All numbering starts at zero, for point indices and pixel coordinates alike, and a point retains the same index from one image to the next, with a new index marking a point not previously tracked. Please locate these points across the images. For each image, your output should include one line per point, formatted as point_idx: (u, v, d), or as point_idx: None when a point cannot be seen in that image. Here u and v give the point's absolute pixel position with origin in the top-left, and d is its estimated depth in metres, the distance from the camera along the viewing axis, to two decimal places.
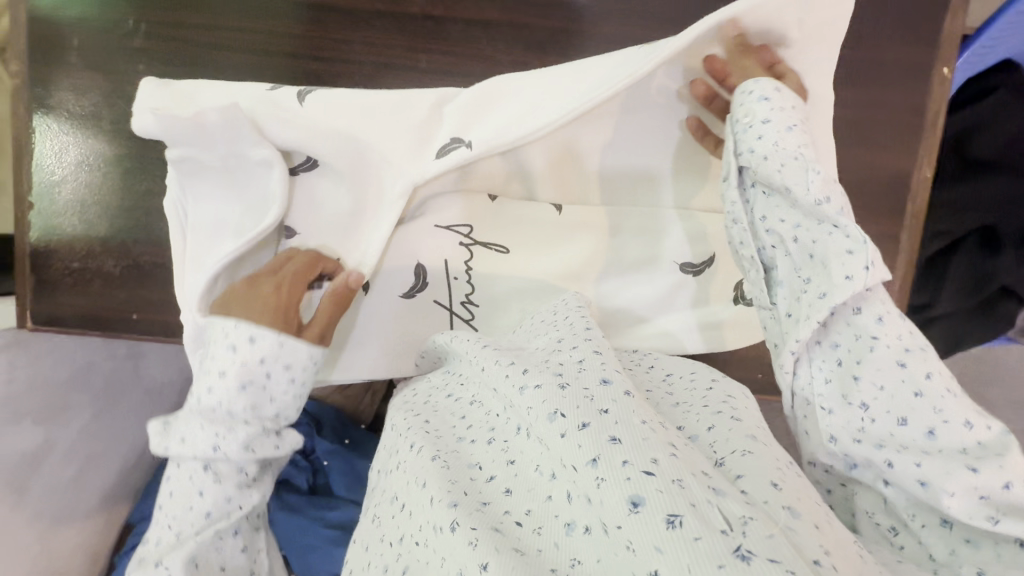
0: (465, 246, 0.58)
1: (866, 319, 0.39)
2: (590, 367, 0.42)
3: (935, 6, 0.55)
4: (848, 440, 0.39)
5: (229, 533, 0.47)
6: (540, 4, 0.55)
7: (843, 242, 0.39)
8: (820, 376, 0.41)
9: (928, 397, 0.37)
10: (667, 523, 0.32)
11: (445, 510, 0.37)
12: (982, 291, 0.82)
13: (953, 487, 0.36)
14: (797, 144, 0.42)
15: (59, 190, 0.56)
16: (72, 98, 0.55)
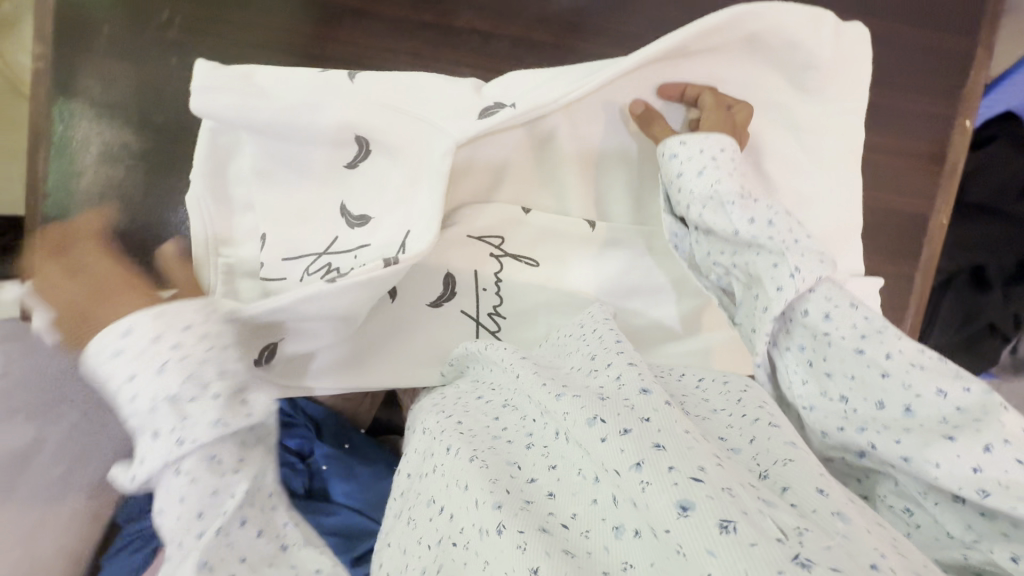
0: (496, 257, 0.57)
1: (815, 318, 0.41)
2: (629, 378, 0.41)
3: (959, 64, 0.58)
4: (834, 429, 0.41)
5: (235, 522, 0.38)
6: (587, 29, 0.56)
7: (767, 259, 0.42)
8: (798, 378, 0.43)
9: (894, 375, 0.38)
10: (722, 528, 0.30)
11: (491, 513, 0.36)
12: (967, 326, 0.86)
13: (935, 458, 0.36)
14: (713, 183, 0.45)
15: (78, 180, 0.54)
16: (99, 86, 0.53)
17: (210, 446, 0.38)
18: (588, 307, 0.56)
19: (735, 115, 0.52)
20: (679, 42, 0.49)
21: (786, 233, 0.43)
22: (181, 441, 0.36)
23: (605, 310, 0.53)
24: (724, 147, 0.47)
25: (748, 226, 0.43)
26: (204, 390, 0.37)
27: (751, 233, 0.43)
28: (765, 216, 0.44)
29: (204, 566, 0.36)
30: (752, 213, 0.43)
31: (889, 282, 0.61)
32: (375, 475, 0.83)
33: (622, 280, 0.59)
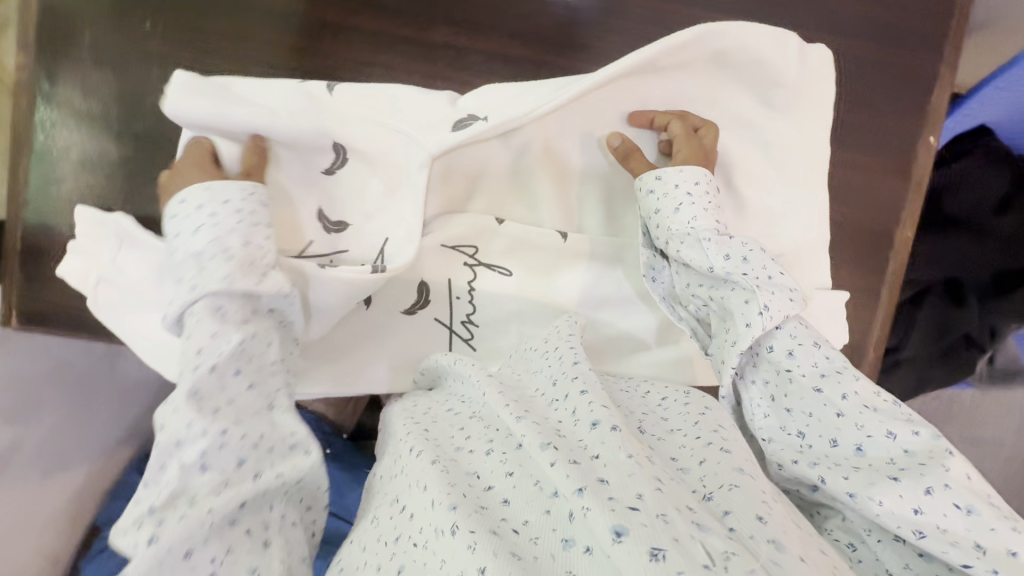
0: (470, 266, 0.58)
1: (779, 355, 0.43)
2: (586, 402, 0.43)
3: (926, 83, 0.59)
4: (788, 461, 0.42)
5: (228, 371, 0.40)
6: (561, 45, 0.57)
7: (739, 295, 0.45)
8: (760, 412, 0.45)
9: (849, 416, 0.40)
10: (652, 556, 0.32)
11: (445, 513, 0.37)
12: (942, 338, 0.87)
13: (879, 495, 0.37)
14: (691, 217, 0.48)
15: (57, 186, 0.55)
16: (80, 95, 0.54)
17: (239, 362, 0.41)
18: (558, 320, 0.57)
19: (702, 138, 0.53)
20: (646, 57, 0.51)
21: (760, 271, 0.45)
22: (194, 288, 0.41)
23: (573, 325, 0.54)
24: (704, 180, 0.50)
25: (723, 262, 0.46)
26: (224, 253, 0.42)
27: (726, 269, 0.45)
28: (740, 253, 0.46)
29: (193, 393, 0.39)
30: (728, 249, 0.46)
31: (857, 296, 0.62)
32: (355, 480, 0.84)
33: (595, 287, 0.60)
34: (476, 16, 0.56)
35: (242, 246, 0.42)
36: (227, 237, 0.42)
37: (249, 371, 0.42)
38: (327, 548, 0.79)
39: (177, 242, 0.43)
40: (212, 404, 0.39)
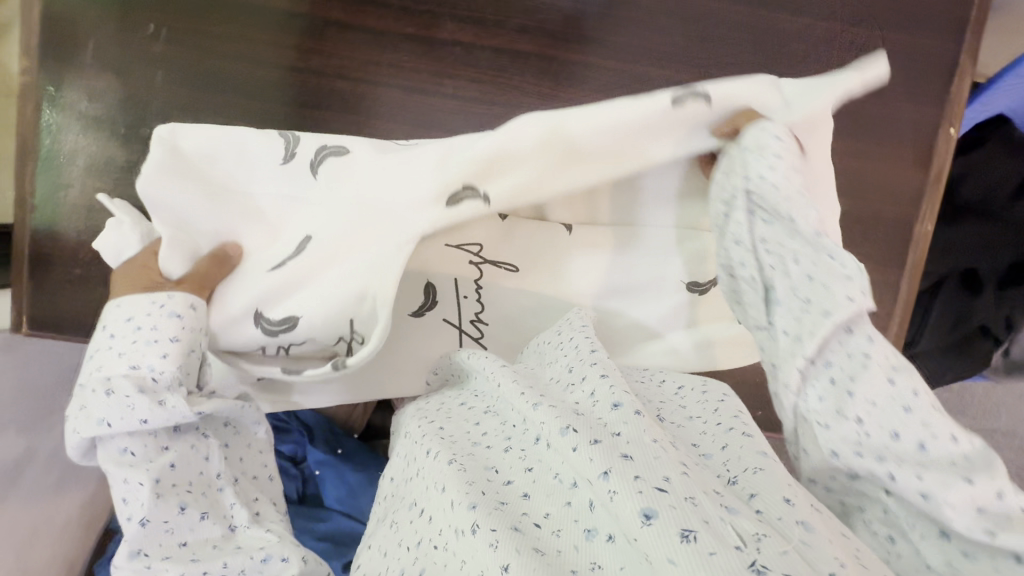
0: (475, 266, 0.57)
1: (857, 339, 0.37)
2: (602, 389, 0.42)
3: (943, 72, 0.57)
4: (849, 453, 0.36)
5: (175, 508, 0.44)
6: (570, 39, 0.56)
7: (837, 267, 0.39)
8: (817, 395, 0.38)
9: (917, 412, 0.35)
10: (682, 537, 0.31)
11: (465, 512, 0.36)
12: (958, 329, 0.86)
13: (953, 499, 0.32)
14: (798, 183, 0.42)
15: (65, 193, 0.55)
16: (84, 101, 0.54)
17: (180, 496, 0.44)
18: (568, 312, 0.56)
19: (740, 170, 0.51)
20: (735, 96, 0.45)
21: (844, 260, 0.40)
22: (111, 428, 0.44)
23: (585, 318, 0.53)
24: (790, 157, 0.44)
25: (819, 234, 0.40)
26: (137, 394, 0.44)
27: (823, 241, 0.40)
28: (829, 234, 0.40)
29: (136, 553, 0.42)
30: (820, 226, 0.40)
31: (875, 290, 0.61)
32: (366, 479, 0.84)
33: (606, 282, 0.59)
34: (483, 11, 0.55)
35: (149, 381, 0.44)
36: (131, 360, 0.45)
37: (194, 502, 0.45)
38: (340, 547, 0.79)
39: (91, 378, 0.45)
40: (163, 551, 0.43)
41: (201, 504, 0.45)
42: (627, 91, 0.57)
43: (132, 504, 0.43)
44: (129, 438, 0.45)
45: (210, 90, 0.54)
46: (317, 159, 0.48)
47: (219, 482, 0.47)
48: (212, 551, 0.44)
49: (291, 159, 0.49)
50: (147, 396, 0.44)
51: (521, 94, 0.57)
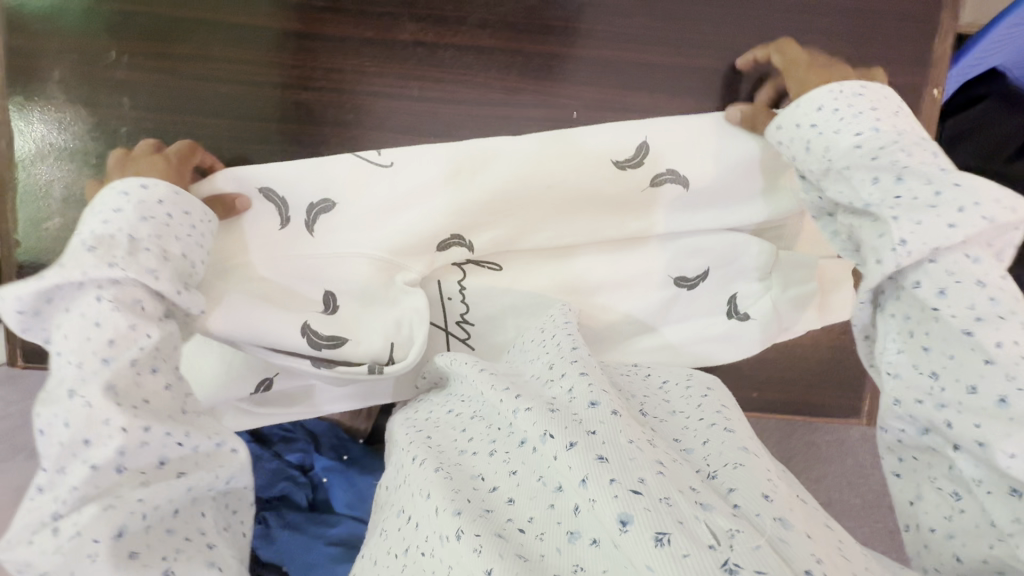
0: (459, 265, 0.57)
1: (927, 292, 0.39)
2: (580, 389, 0.41)
3: (924, 30, 0.55)
4: (910, 400, 0.41)
5: (147, 368, 0.40)
6: (533, 29, 0.55)
7: (927, 187, 0.41)
8: (892, 347, 0.42)
9: (1000, 364, 0.37)
10: (657, 541, 0.31)
11: (450, 519, 0.36)
12: None
13: (1012, 448, 0.35)
14: (868, 120, 0.45)
15: (46, 224, 0.55)
16: (53, 132, 0.54)
17: (153, 362, 0.40)
18: (550, 308, 0.56)
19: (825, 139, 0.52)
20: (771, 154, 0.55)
21: (919, 186, 0.41)
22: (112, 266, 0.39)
23: (570, 313, 0.53)
24: (849, 97, 0.47)
25: (872, 187, 0.43)
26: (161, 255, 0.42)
27: (869, 198, 0.43)
28: (890, 175, 0.42)
29: (110, 388, 0.38)
30: (874, 173, 0.43)
31: None
32: (373, 484, 0.85)
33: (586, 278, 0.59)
34: (443, 9, 0.54)
35: (179, 258, 0.44)
36: (184, 248, 0.44)
37: (166, 369, 0.41)
38: (352, 551, 0.81)
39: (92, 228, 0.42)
40: (133, 399, 0.39)
41: (170, 375, 0.41)
42: (597, 79, 0.56)
43: (117, 339, 0.39)
44: (137, 288, 0.40)
45: (175, 111, 0.54)
46: (310, 219, 0.53)
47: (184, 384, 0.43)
48: (173, 421, 0.40)
49: (287, 222, 0.52)
50: (155, 252, 0.42)
51: (488, 91, 0.56)
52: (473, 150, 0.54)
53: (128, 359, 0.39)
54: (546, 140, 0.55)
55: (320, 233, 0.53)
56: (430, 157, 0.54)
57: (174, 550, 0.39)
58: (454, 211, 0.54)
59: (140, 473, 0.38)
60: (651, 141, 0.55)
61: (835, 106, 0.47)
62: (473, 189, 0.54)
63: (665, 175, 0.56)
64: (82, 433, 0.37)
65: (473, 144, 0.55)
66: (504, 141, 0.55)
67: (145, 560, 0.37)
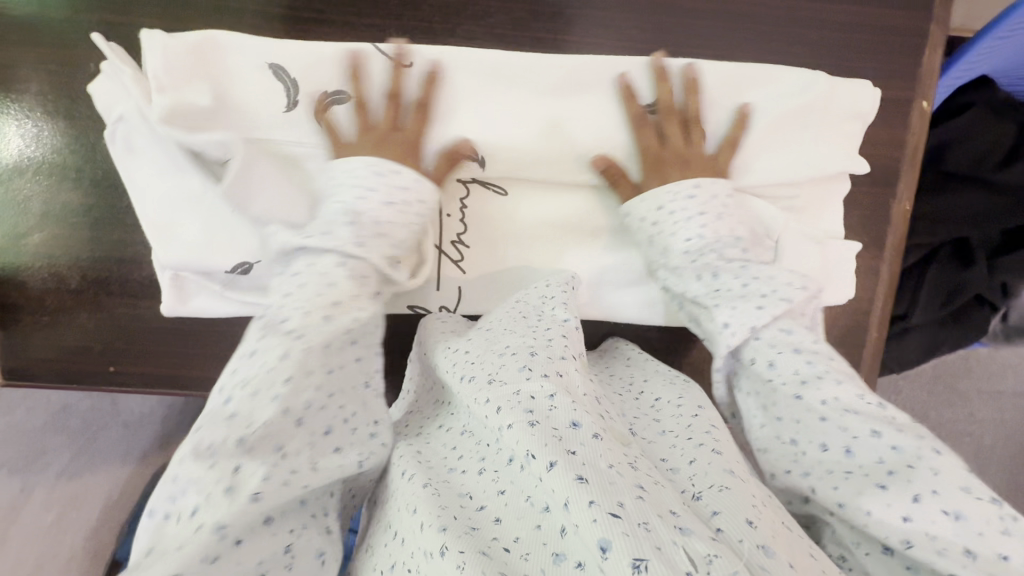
0: (462, 181, 0.54)
1: (761, 366, 0.45)
2: (562, 404, 0.40)
3: (913, 43, 0.54)
4: (781, 470, 0.42)
5: (349, 340, 0.44)
6: (523, 41, 0.54)
7: (757, 302, 0.46)
8: (757, 423, 0.45)
9: (831, 420, 0.40)
10: (634, 568, 0.31)
11: (434, 535, 0.36)
12: (954, 300, 0.83)
13: (869, 505, 0.36)
14: (717, 225, 0.50)
15: (27, 240, 0.54)
16: (33, 146, 0.53)
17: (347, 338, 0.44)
18: (549, 294, 0.52)
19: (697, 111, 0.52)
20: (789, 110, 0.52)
21: (731, 282, 0.48)
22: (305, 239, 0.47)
23: (569, 309, 0.50)
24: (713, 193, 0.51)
25: (696, 285, 0.50)
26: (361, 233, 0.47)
27: (707, 292, 0.49)
28: (709, 271, 0.49)
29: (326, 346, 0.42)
30: (697, 270, 0.50)
31: (863, 278, 0.59)
32: None
33: (589, 219, 0.56)
34: (432, 20, 0.53)
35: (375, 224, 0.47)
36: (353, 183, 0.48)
37: (360, 342, 0.45)
38: None
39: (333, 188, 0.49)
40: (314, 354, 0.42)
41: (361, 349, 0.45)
42: None
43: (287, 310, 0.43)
44: (364, 265, 0.47)
45: None
46: (318, 104, 0.51)
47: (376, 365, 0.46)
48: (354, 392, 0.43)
49: (293, 105, 0.50)
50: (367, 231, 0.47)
51: None
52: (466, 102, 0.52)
53: (345, 320, 0.44)
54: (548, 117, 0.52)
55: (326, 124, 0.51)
56: (459, 73, 0.52)
57: (332, 369, 0.42)
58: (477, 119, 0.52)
59: (305, 435, 0.39)
60: (675, 89, 0.53)
61: (669, 203, 0.50)
62: (509, 100, 0.52)
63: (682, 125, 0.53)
64: (290, 372, 0.40)
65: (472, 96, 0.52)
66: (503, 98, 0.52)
67: (273, 529, 0.36)
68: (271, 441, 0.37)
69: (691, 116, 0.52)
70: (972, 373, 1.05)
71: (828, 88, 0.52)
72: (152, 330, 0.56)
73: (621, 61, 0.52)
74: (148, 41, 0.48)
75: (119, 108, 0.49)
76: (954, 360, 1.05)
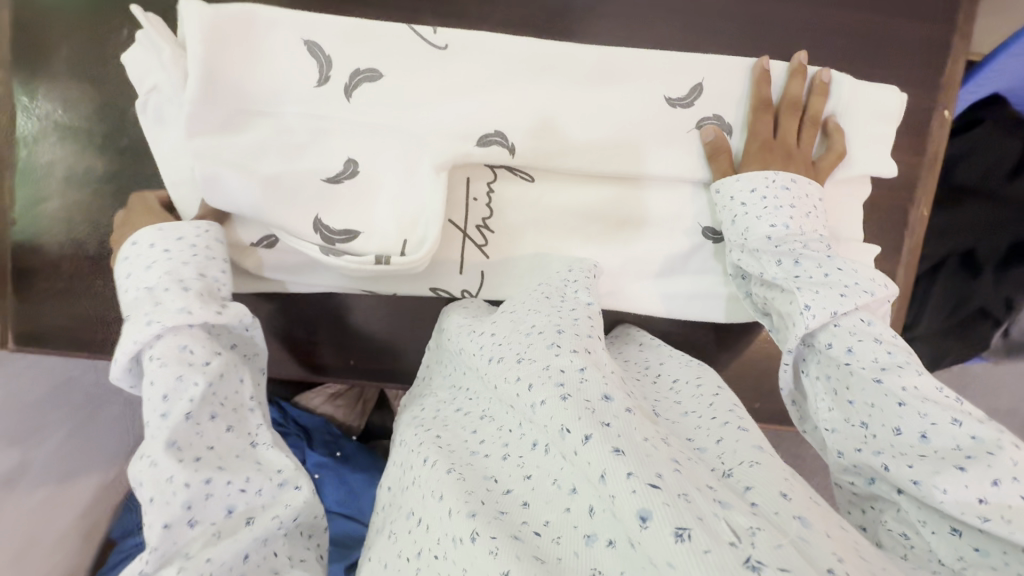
0: (490, 166, 0.54)
1: (838, 350, 0.43)
2: (592, 377, 0.40)
3: (937, 51, 0.56)
4: (852, 450, 0.43)
5: (205, 416, 0.42)
6: (555, 31, 0.54)
7: (836, 288, 0.44)
8: (823, 405, 0.46)
9: (910, 404, 0.40)
10: (677, 536, 0.31)
11: (464, 521, 0.36)
12: (959, 310, 0.85)
13: (944, 483, 0.37)
14: (787, 215, 0.49)
15: (45, 204, 0.53)
16: (59, 110, 0.52)
17: (210, 406, 0.42)
18: (572, 279, 0.53)
19: (813, 108, 0.54)
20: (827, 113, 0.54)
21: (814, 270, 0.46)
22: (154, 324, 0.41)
23: (591, 293, 0.51)
24: (791, 184, 0.51)
25: (776, 268, 0.47)
26: (177, 284, 0.43)
27: (775, 275, 0.47)
28: (790, 257, 0.47)
29: (172, 445, 0.40)
30: (778, 256, 0.48)
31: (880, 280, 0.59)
32: (367, 481, 0.83)
33: (612, 210, 0.56)
34: (466, 6, 0.54)
35: (198, 279, 0.45)
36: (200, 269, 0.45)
37: (225, 413, 0.44)
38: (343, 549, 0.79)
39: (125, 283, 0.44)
40: (194, 453, 0.41)
41: (230, 418, 0.44)
42: None
43: (171, 399, 0.41)
44: (183, 335, 0.42)
45: None
46: (352, 83, 0.51)
47: (252, 403, 0.46)
48: (233, 464, 0.42)
49: (325, 80, 0.50)
50: (173, 287, 0.43)
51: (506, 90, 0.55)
52: (497, 86, 0.52)
53: (181, 411, 0.41)
54: (577, 103, 0.53)
55: (359, 101, 0.51)
56: (492, 60, 0.52)
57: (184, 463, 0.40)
58: (506, 104, 0.52)
59: (207, 529, 0.40)
60: (706, 82, 0.53)
61: (742, 195, 0.51)
62: (537, 86, 0.52)
63: (709, 120, 0.54)
64: (151, 491, 0.39)
65: (504, 80, 0.52)
66: (532, 84, 0.52)
67: None
68: (176, 553, 0.39)
69: (812, 116, 0.54)
70: (971, 388, 1.06)
71: (851, 93, 0.54)
72: None
73: (649, 54, 0.53)
74: (185, 5, 0.47)
75: (152, 78, 0.49)
76: (955, 375, 1.06)
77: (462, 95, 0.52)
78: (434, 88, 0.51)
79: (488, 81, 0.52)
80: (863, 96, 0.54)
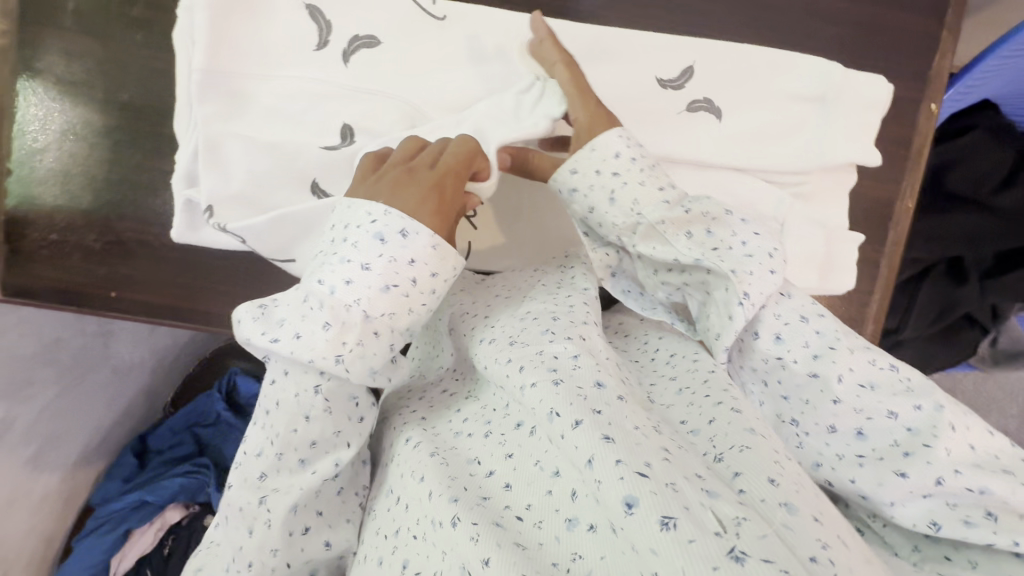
0: None
1: (766, 342, 0.42)
2: (586, 363, 0.40)
3: (926, 46, 0.57)
4: (792, 457, 0.43)
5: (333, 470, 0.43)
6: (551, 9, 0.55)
7: (754, 262, 0.42)
8: (756, 399, 0.45)
9: (843, 403, 0.40)
10: (662, 525, 0.30)
11: (446, 506, 0.37)
12: (945, 318, 0.86)
13: (892, 495, 0.38)
14: (664, 189, 0.46)
15: (40, 158, 0.54)
16: (60, 64, 0.53)
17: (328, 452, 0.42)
18: (569, 266, 0.53)
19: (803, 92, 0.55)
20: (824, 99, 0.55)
21: (728, 239, 0.43)
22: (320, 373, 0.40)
23: (590, 277, 0.50)
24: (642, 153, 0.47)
25: (687, 242, 0.43)
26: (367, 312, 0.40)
27: (693, 254, 0.43)
28: (701, 228, 0.44)
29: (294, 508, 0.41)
30: (687, 228, 0.44)
31: (863, 271, 0.60)
32: None
33: None
34: None
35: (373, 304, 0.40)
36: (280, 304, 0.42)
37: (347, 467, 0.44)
38: None
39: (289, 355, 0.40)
40: (307, 520, 0.42)
41: (344, 479, 0.45)
42: None
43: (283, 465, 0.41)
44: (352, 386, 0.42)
45: None
46: (350, 48, 0.52)
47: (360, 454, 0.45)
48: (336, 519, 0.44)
49: (325, 46, 0.51)
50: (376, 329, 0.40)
51: None
52: (492, 59, 0.53)
53: (319, 466, 0.42)
54: None
55: (356, 67, 0.52)
56: (491, 35, 0.53)
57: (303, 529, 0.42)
58: (499, 78, 0.53)
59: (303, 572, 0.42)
60: (698, 65, 0.54)
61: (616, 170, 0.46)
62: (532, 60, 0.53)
63: (699, 103, 0.54)
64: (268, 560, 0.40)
65: (500, 53, 0.53)
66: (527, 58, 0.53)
67: None
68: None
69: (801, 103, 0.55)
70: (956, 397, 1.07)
71: (843, 78, 0.54)
72: (160, 257, 0.56)
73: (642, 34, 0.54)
74: None
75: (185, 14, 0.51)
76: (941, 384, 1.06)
77: (458, 66, 0.53)
78: (430, 58, 0.53)
79: (484, 54, 0.53)
80: (859, 87, 0.54)
